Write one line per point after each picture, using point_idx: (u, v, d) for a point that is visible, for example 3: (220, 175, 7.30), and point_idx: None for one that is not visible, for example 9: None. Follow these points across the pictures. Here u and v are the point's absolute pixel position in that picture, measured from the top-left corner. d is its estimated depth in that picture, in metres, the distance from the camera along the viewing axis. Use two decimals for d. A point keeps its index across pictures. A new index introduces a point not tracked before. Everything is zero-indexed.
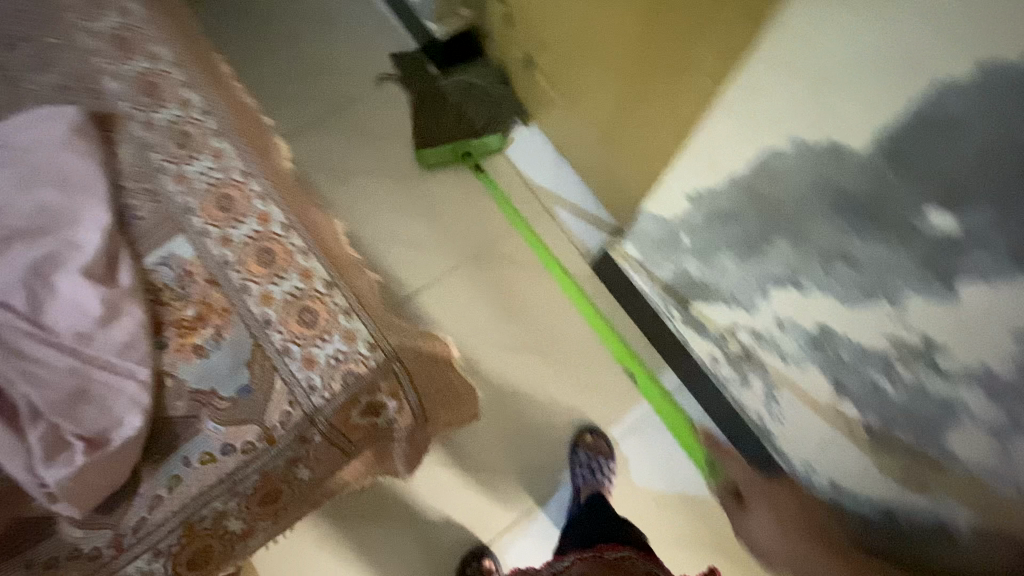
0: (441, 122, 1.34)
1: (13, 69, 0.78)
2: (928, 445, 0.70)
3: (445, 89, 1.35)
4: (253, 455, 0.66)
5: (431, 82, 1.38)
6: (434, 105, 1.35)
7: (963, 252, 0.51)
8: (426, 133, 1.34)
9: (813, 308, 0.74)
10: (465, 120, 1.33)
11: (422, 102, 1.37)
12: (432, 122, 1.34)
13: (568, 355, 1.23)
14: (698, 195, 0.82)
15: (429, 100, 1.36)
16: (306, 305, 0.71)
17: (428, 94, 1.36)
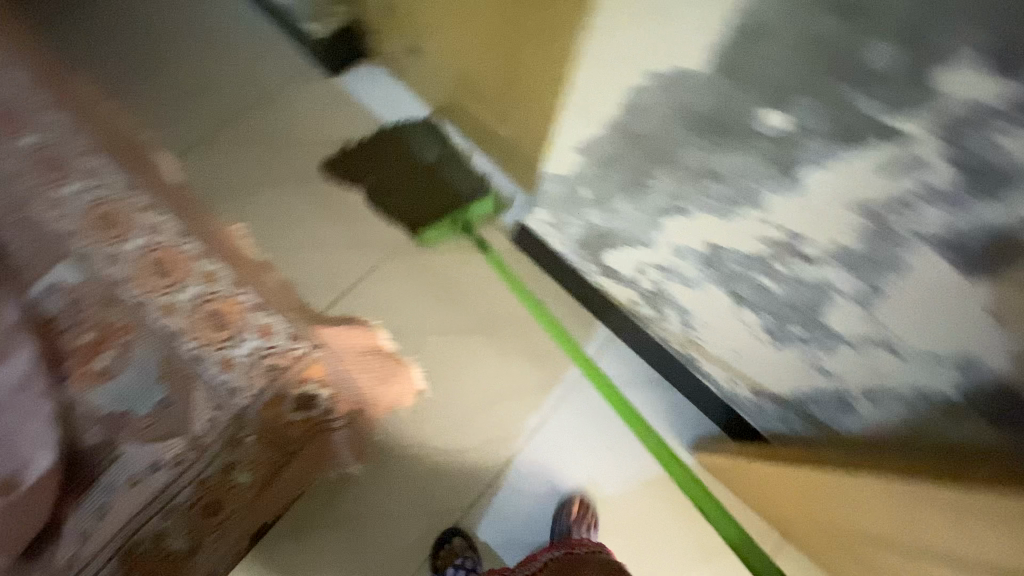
0: (425, 200, 1.29)
1: None
2: (814, 331, 0.79)
3: (416, 165, 1.32)
4: (185, 467, 0.64)
5: (394, 161, 1.33)
6: (409, 184, 1.31)
7: (796, 143, 0.58)
8: (418, 212, 1.28)
9: (699, 228, 0.81)
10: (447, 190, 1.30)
11: (394, 184, 1.31)
12: (415, 202, 1.30)
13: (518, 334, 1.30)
14: (584, 146, 0.88)
15: (403, 179, 1.31)
16: (214, 308, 0.69)
17: (401, 175, 1.32)
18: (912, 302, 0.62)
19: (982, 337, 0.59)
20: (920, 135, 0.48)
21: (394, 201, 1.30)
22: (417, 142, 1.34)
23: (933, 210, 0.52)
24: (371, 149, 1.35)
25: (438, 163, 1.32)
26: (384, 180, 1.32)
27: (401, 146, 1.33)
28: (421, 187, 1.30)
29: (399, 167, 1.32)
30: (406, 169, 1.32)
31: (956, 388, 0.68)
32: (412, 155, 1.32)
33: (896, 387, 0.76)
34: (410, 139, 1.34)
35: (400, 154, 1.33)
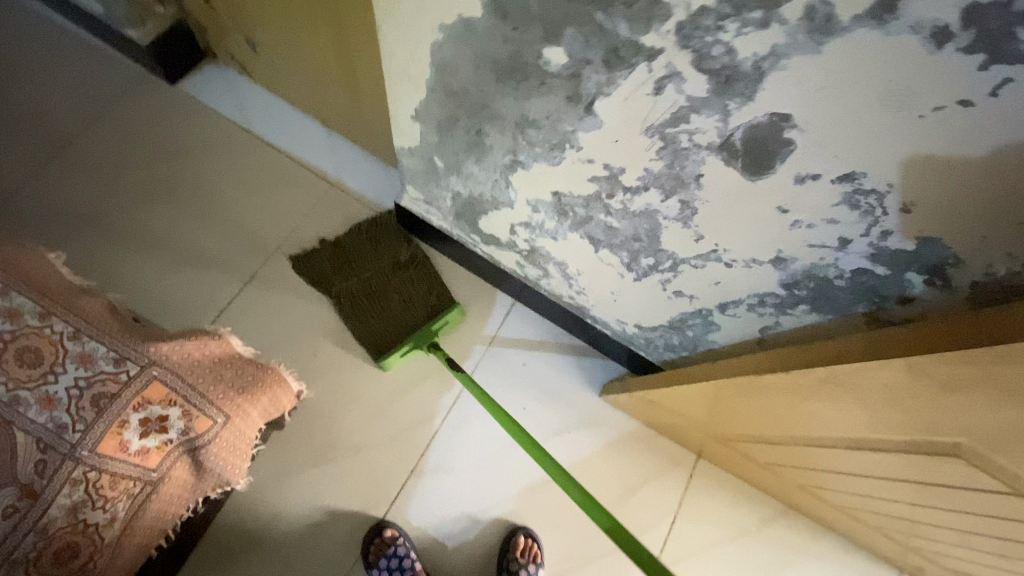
0: (394, 311, 1.20)
1: None
2: (660, 258, 0.83)
3: (391, 276, 1.23)
4: (18, 517, 0.59)
5: (368, 268, 1.23)
6: (381, 295, 1.21)
7: (580, 75, 0.60)
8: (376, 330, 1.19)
9: (540, 180, 0.82)
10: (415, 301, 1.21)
11: (363, 295, 1.21)
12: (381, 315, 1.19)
13: None
14: (420, 115, 0.86)
15: (370, 292, 1.21)
16: (24, 344, 0.63)
17: (368, 285, 1.22)
18: (722, 210, 0.66)
19: (783, 233, 0.65)
20: (666, 48, 0.52)
21: (362, 312, 1.20)
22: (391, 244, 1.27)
23: (705, 118, 0.56)
24: (350, 248, 1.25)
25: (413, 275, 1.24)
26: (356, 290, 1.21)
27: (380, 251, 1.25)
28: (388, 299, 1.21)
29: (374, 276, 1.22)
30: (383, 276, 1.22)
31: (781, 284, 0.73)
32: (390, 260, 1.25)
33: (739, 295, 0.81)
34: (389, 243, 1.26)
35: (374, 265, 1.24)
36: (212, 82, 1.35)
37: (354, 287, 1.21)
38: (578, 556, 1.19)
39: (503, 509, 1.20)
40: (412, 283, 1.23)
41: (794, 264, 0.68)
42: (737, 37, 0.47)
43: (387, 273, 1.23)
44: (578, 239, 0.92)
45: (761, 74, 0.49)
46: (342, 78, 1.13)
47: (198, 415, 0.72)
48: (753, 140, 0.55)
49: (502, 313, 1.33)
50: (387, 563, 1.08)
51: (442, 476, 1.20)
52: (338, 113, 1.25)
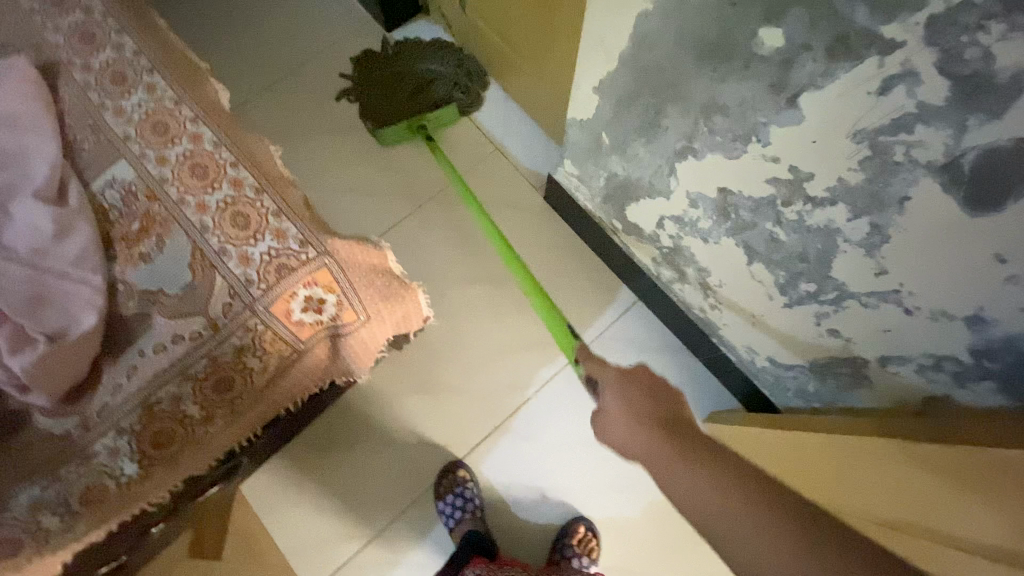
0: (400, 100, 1.38)
1: None
2: (824, 286, 0.74)
3: (412, 76, 1.39)
4: (201, 342, 0.73)
5: (398, 65, 1.40)
6: (399, 88, 1.38)
7: (792, 63, 0.56)
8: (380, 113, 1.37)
9: (708, 174, 0.79)
10: (421, 96, 1.37)
11: (383, 78, 1.41)
12: (388, 101, 1.38)
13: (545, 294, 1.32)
14: (602, 86, 0.87)
15: (393, 88, 1.39)
16: (238, 210, 0.77)
17: (391, 76, 1.40)
18: (922, 244, 0.58)
19: (990, 287, 0.55)
20: (907, 43, 0.46)
21: (378, 98, 1.39)
22: (427, 50, 1.41)
23: (931, 130, 0.49)
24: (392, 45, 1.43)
25: (431, 80, 1.39)
26: (383, 83, 1.40)
27: (415, 56, 1.41)
28: (401, 92, 1.38)
29: (400, 71, 1.40)
30: (404, 71, 1.40)
31: (968, 349, 0.62)
32: (416, 60, 1.40)
33: (909, 350, 0.70)
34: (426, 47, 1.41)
35: (405, 63, 1.40)
36: (420, 33, 1.49)
37: (382, 78, 1.41)
38: (631, 571, 1.17)
39: (570, 494, 1.20)
40: (426, 86, 1.38)
41: (994, 328, 0.58)
42: (999, 42, 0.41)
43: (409, 70, 1.39)
44: (734, 247, 0.85)
45: (1018, 90, 0.42)
46: (533, 47, 1.18)
47: (347, 307, 0.80)
48: (986, 165, 0.48)
49: (622, 308, 1.31)
50: (452, 500, 1.15)
51: (521, 443, 1.23)
52: (519, 80, 1.31)
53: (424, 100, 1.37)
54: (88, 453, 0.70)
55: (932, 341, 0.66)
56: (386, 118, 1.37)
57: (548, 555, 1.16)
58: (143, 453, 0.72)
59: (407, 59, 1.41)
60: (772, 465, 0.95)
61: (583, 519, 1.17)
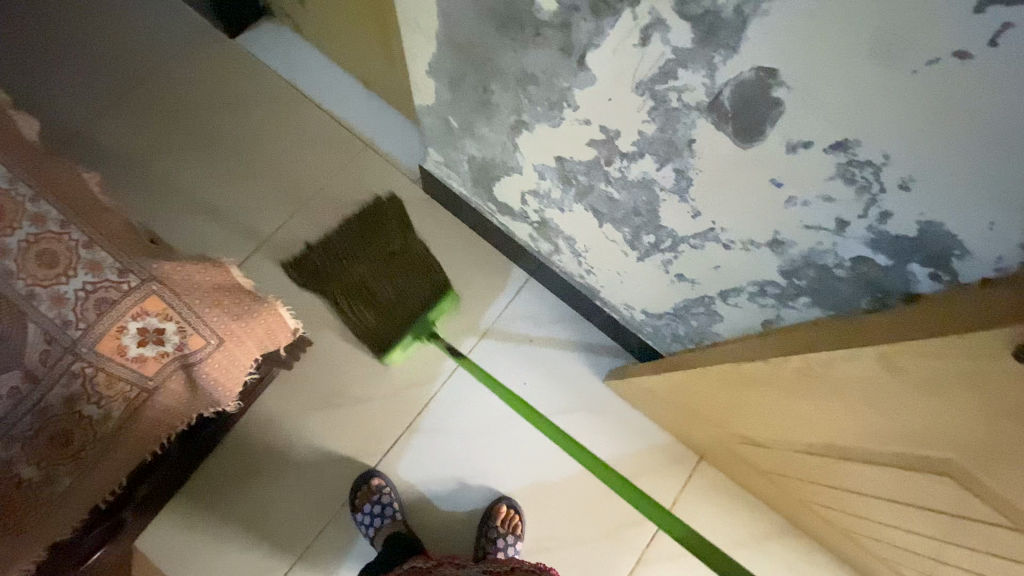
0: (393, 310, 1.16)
1: None
2: (660, 236, 0.78)
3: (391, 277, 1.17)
4: (21, 398, 0.66)
5: (365, 261, 1.18)
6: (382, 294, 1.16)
7: (570, 24, 0.58)
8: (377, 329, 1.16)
9: (542, 143, 0.81)
10: (409, 294, 1.17)
11: (355, 280, 1.17)
12: (379, 315, 1.15)
13: None
14: (433, 69, 0.86)
15: (372, 287, 1.16)
16: (45, 248, 0.70)
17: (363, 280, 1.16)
18: (715, 181, 0.63)
19: (776, 211, 0.60)
20: None
21: (361, 308, 1.16)
22: (390, 234, 1.23)
23: (691, 74, 0.53)
24: (342, 246, 1.21)
25: (412, 270, 1.19)
26: (355, 281, 1.17)
27: (379, 247, 1.20)
28: (383, 296, 1.15)
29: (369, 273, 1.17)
30: (376, 273, 1.16)
31: (780, 272, 0.68)
32: (384, 255, 1.19)
33: (739, 282, 0.76)
34: (380, 234, 1.23)
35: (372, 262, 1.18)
36: (267, 37, 1.42)
37: (358, 279, 1.16)
38: (557, 538, 1.20)
39: (491, 479, 1.21)
40: (409, 274, 1.18)
41: (791, 248, 0.64)
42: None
43: (381, 269, 1.17)
44: (584, 211, 0.88)
45: (743, 20, 0.46)
46: (379, 39, 1.15)
47: (192, 333, 0.75)
48: (741, 99, 0.52)
49: (515, 288, 1.32)
50: (371, 509, 1.13)
51: (434, 439, 1.22)
52: (376, 74, 1.29)
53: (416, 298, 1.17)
54: None
55: (751, 270, 0.72)
56: (384, 336, 1.16)
57: (475, 543, 1.17)
58: None
59: (376, 251, 1.20)
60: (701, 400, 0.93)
61: (505, 499, 1.19)
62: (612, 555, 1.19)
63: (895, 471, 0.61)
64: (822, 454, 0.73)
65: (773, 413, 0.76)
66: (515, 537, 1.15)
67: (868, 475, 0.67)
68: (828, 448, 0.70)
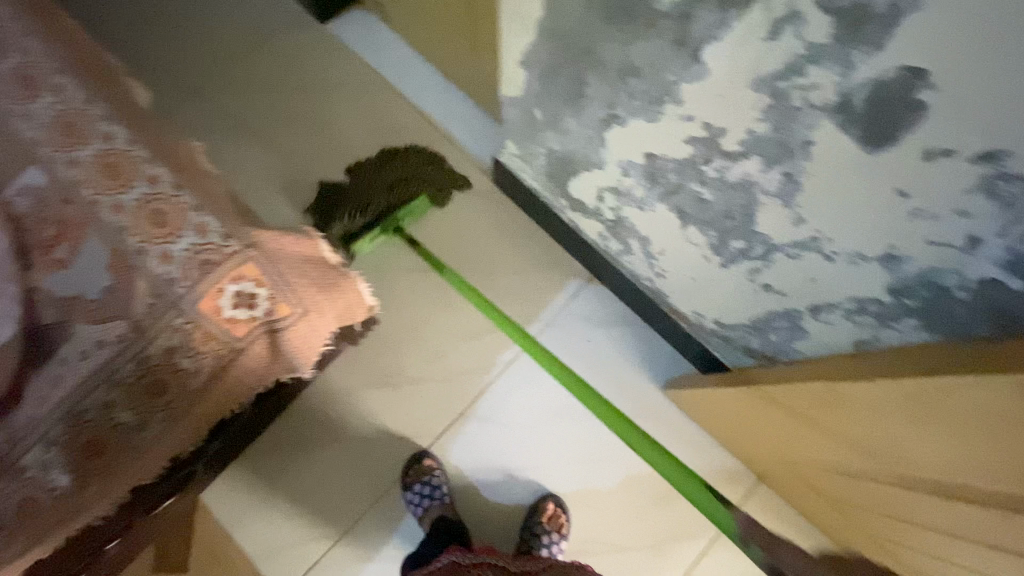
0: (366, 202, 1.26)
1: None
2: (752, 242, 0.76)
3: (379, 181, 1.29)
4: (127, 344, 0.71)
5: (365, 170, 1.31)
6: (364, 191, 1.28)
7: (690, 16, 0.56)
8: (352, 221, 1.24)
9: (634, 138, 0.78)
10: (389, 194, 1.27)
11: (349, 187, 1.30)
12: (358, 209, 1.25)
13: (500, 278, 1.31)
14: (526, 59, 0.86)
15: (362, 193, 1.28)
16: (158, 208, 0.75)
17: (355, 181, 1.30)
18: (829, 187, 0.60)
19: (898, 221, 0.56)
20: None
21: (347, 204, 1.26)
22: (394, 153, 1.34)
23: (823, 71, 0.51)
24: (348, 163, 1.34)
25: (400, 180, 1.29)
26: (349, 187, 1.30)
27: (382, 163, 1.32)
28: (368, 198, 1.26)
29: (364, 181, 1.30)
30: (371, 180, 1.30)
31: (887, 289, 0.64)
32: (382, 168, 1.31)
33: (836, 296, 0.72)
34: (386, 154, 1.34)
35: (371, 171, 1.31)
36: (355, 24, 1.46)
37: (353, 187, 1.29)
38: (599, 542, 1.18)
39: (537, 474, 1.21)
40: (396, 182, 1.29)
41: (907, 264, 0.60)
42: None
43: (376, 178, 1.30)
44: (667, 211, 0.85)
45: (895, 17, 0.43)
46: (467, 29, 1.17)
47: (281, 300, 0.78)
48: (877, 98, 0.49)
49: (577, 286, 1.31)
50: (420, 489, 1.15)
51: (485, 428, 1.23)
52: (458, 64, 1.30)
53: (394, 196, 1.27)
54: (17, 468, 0.68)
55: (855, 283, 0.68)
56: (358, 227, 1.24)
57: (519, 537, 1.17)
58: (75, 464, 0.71)
59: (376, 165, 1.32)
60: (780, 420, 0.88)
61: (552, 496, 1.18)
62: (657, 565, 1.17)
63: (999, 515, 0.54)
64: (920, 489, 0.67)
65: (866, 436, 0.71)
66: (559, 536, 1.14)
67: (967, 520, 0.61)
68: (929, 481, 0.64)
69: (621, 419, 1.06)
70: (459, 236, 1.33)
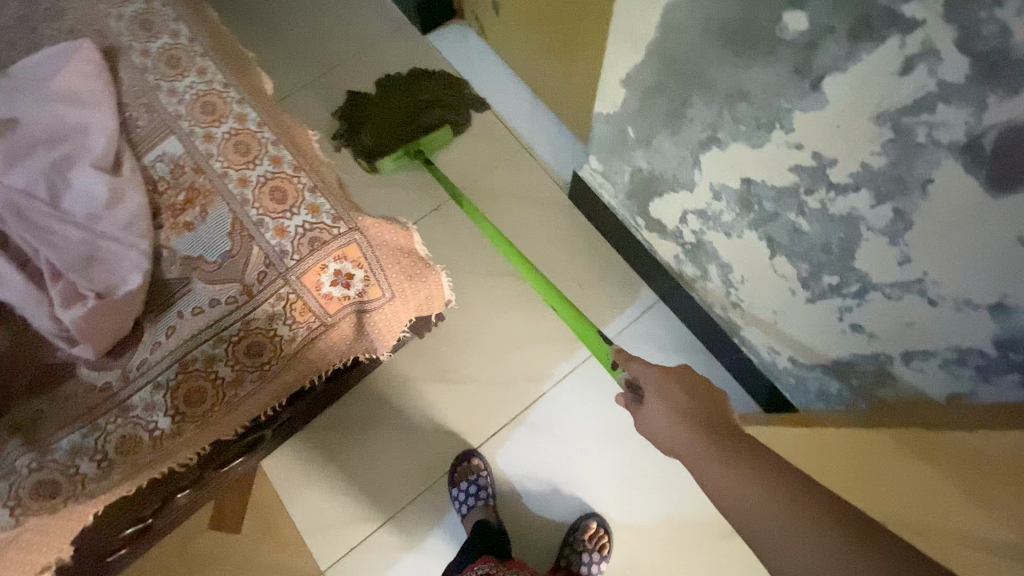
0: (393, 121, 1.39)
1: (41, 22, 0.97)
2: (847, 278, 0.74)
3: (406, 102, 1.42)
4: (236, 306, 0.77)
5: (393, 91, 1.44)
6: (391, 111, 1.41)
7: (816, 47, 0.57)
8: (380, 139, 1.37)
9: (733, 164, 0.79)
10: (414, 119, 1.39)
11: (378, 106, 1.42)
12: (385, 130, 1.39)
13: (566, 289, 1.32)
14: (628, 78, 0.89)
15: (390, 114, 1.41)
16: (277, 185, 0.82)
17: (383, 100, 1.42)
18: (942, 229, 0.58)
19: (1016, 273, 0.55)
20: (927, 20, 0.48)
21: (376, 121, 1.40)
22: (425, 81, 1.46)
23: (953, 110, 0.51)
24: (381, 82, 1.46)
25: (426, 107, 1.41)
26: (378, 106, 1.42)
27: (409, 86, 1.45)
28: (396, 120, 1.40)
29: (393, 102, 1.42)
30: (399, 103, 1.42)
31: (994, 341, 0.62)
32: (412, 92, 1.44)
33: (934, 344, 0.70)
34: (419, 82, 1.46)
35: (401, 94, 1.43)
36: (455, 36, 1.54)
37: (383, 106, 1.42)
38: (639, 569, 1.16)
39: (582, 489, 1.20)
40: (422, 107, 1.42)
41: (1018, 317, 0.57)
42: (1016, 16, 0.42)
43: (405, 101, 1.42)
44: (755, 238, 0.85)
45: None
46: (564, 47, 1.21)
47: (373, 283, 0.83)
48: (1008, 143, 0.48)
49: (642, 306, 1.30)
50: (466, 487, 1.16)
51: (535, 436, 1.24)
52: (550, 79, 1.34)
53: (419, 122, 1.39)
54: (127, 404, 0.74)
55: (960, 333, 0.65)
56: (384, 144, 1.37)
57: (558, 552, 1.16)
58: (176, 409, 0.76)
59: (406, 88, 1.44)
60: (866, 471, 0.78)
61: (594, 515, 1.17)
62: None
63: None
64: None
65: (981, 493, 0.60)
66: (599, 557, 1.13)
67: None
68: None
69: (556, 291, 1.01)
70: (531, 242, 1.36)
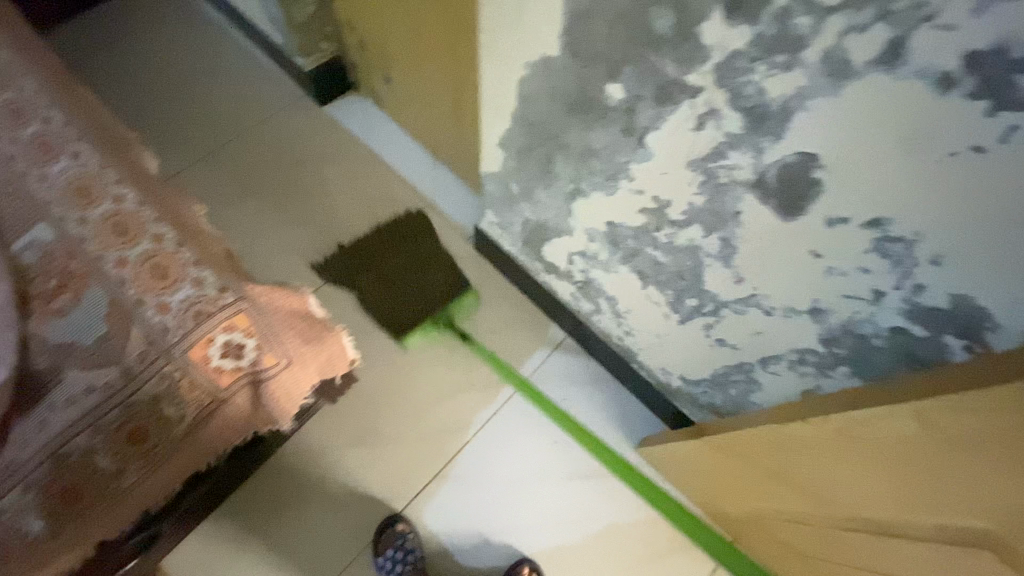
0: (407, 295, 1.36)
1: None
2: (703, 300, 0.84)
3: (412, 265, 1.39)
4: (113, 391, 0.74)
5: (391, 258, 1.40)
6: (400, 284, 1.37)
7: (634, 109, 0.69)
8: (401, 316, 1.34)
9: (597, 208, 0.88)
10: (429, 286, 1.38)
11: (387, 274, 1.38)
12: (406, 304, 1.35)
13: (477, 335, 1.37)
14: (502, 141, 0.98)
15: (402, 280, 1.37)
16: (159, 264, 0.82)
17: (385, 262, 1.39)
18: (756, 250, 0.70)
19: (817, 280, 0.66)
20: (706, 86, 0.59)
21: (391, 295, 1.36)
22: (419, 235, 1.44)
23: (740, 154, 0.62)
24: (374, 242, 1.41)
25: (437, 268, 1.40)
26: (384, 271, 1.38)
27: (400, 245, 1.42)
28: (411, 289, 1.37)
29: (399, 264, 1.39)
30: (406, 266, 1.39)
31: (819, 340, 0.73)
32: (415, 253, 1.41)
33: (778, 349, 0.80)
34: (414, 236, 1.43)
35: (403, 255, 1.40)
36: (352, 107, 1.61)
37: (387, 271, 1.38)
38: None
39: (512, 536, 1.20)
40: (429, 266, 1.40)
41: (829, 316, 0.69)
42: (767, 78, 0.54)
43: (410, 263, 1.39)
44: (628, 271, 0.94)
45: (788, 114, 0.55)
46: (453, 115, 1.32)
47: (268, 351, 0.82)
48: (784, 177, 0.60)
49: (550, 346, 1.36)
50: (393, 554, 1.12)
51: (460, 488, 1.23)
52: (445, 144, 1.43)
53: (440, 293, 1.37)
54: None
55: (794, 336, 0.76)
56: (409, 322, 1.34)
57: None
58: (50, 509, 0.70)
59: (406, 247, 1.42)
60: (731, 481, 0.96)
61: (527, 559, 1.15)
62: None
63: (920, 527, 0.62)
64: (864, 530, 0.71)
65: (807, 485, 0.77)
66: None
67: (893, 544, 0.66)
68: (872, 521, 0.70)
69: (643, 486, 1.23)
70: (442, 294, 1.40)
